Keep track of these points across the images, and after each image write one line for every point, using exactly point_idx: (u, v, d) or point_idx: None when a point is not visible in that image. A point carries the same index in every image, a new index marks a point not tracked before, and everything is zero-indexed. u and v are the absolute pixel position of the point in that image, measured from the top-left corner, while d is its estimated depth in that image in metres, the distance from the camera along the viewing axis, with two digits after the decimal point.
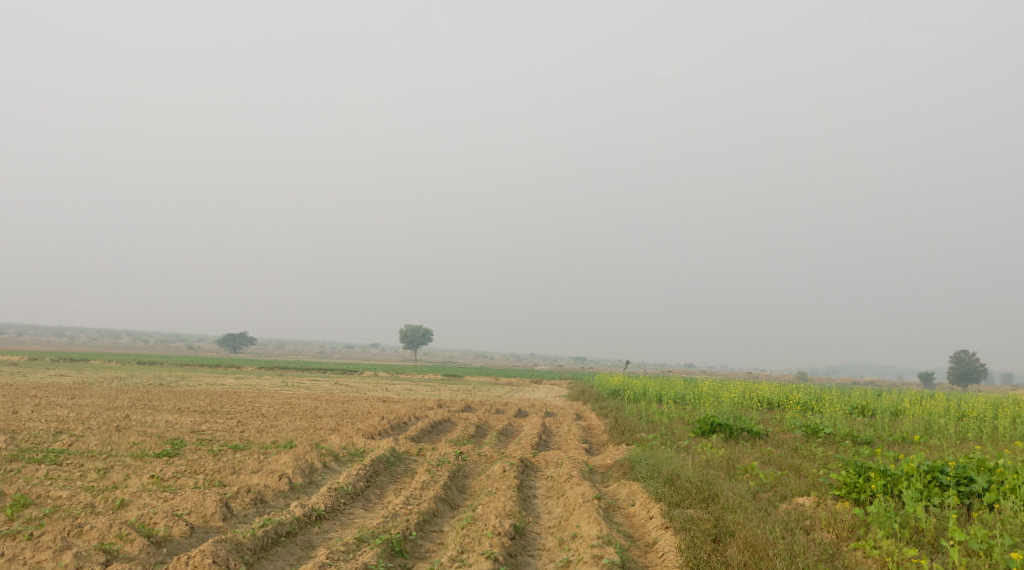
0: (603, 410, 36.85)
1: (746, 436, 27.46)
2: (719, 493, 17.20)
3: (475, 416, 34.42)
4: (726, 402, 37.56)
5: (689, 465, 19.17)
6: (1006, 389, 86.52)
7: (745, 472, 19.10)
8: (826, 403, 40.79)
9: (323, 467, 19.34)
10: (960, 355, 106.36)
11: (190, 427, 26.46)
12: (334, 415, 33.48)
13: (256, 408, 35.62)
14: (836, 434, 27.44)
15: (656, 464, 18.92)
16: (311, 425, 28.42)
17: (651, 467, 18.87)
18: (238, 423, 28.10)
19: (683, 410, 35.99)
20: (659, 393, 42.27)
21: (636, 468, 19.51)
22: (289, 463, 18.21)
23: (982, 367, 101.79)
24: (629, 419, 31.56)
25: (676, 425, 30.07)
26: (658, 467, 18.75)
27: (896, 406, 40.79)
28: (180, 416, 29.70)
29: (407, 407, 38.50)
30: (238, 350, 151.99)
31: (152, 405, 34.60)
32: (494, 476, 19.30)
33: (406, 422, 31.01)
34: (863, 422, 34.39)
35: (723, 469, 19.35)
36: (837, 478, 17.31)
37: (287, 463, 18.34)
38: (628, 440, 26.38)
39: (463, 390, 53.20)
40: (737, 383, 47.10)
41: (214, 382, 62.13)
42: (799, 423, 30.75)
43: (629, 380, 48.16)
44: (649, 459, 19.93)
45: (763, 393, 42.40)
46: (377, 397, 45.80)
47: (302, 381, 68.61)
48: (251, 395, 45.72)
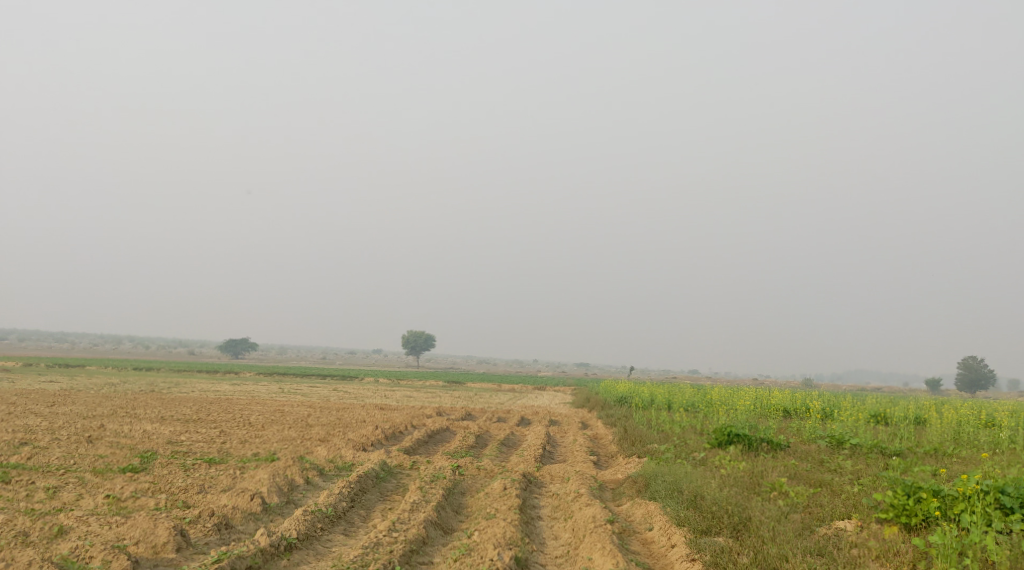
0: (609, 419, 34.98)
1: (766, 448, 25.63)
2: (751, 518, 15.37)
3: (475, 424, 32.58)
4: (741, 410, 35.67)
5: (712, 481, 17.34)
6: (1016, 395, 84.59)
7: (774, 490, 17.25)
8: (844, 411, 38.89)
9: (305, 483, 17.49)
10: (968, 361, 104.34)
11: (169, 437, 24.61)
12: (326, 423, 31.58)
13: (243, 417, 33.76)
14: (862, 445, 25.60)
15: (676, 481, 17.07)
16: (299, 435, 26.56)
17: (669, 484, 17.02)
18: (220, 433, 26.21)
19: (695, 419, 34.12)
20: (668, 400, 40.40)
21: (652, 486, 17.67)
22: (266, 479, 16.38)
23: (992, 373, 99.83)
24: (639, 428, 29.68)
25: (690, 436, 28.22)
26: (678, 484, 16.91)
27: (919, 414, 38.89)
28: (160, 426, 27.80)
29: (404, 414, 36.66)
30: (238, 356, 150.29)
31: (134, 413, 32.85)
32: (494, 494, 17.41)
33: (401, 432, 29.14)
34: (887, 431, 32.52)
35: (749, 486, 17.51)
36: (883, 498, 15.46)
37: (264, 480, 16.51)
38: (640, 452, 24.51)
39: (464, 397, 51.50)
40: (749, 391, 45.19)
41: (207, 388, 60.35)
42: (821, 432, 28.85)
43: (636, 386, 46.30)
44: (666, 474, 18.05)
45: (777, 400, 40.50)
46: (372, 405, 43.96)
47: (298, 386, 66.95)
48: (242, 403, 43.90)
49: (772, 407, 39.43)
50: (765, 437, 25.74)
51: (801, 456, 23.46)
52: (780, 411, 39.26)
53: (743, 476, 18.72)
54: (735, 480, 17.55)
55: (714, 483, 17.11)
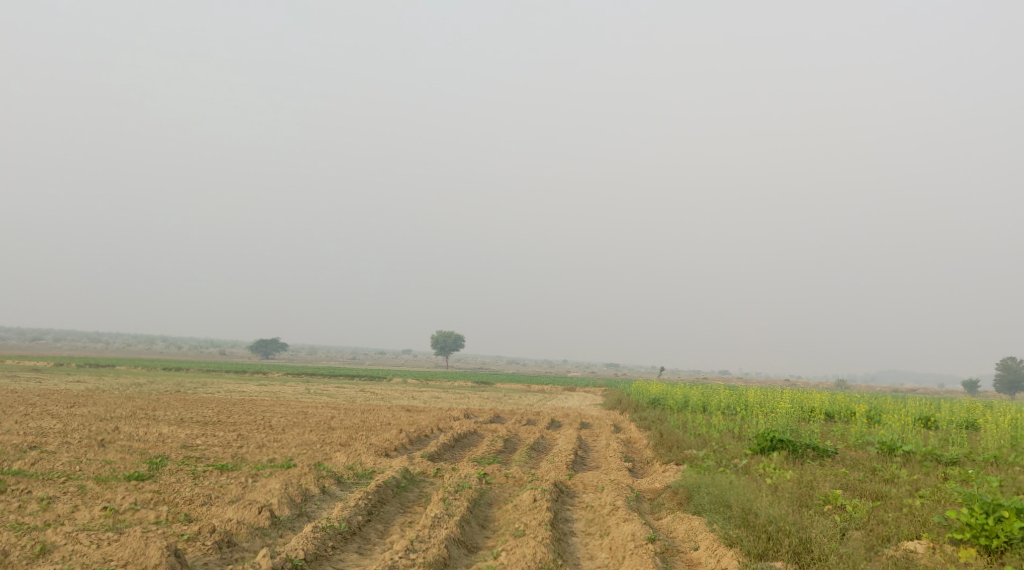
0: (643, 422, 33.61)
1: (812, 455, 24.21)
2: (813, 540, 14.24)
3: (504, 428, 31.32)
4: (782, 413, 34.21)
5: (763, 494, 16.04)
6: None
7: (830, 506, 15.95)
8: (888, 414, 37.26)
9: (320, 493, 16.32)
10: (1007, 362, 101.67)
11: (183, 440, 23.55)
12: (349, 427, 30.40)
13: (264, 419, 32.68)
14: (914, 453, 24.14)
15: (722, 493, 15.81)
16: (320, 440, 25.36)
17: (715, 497, 15.76)
18: (238, 436, 25.06)
19: (733, 422, 32.69)
20: (704, 402, 38.97)
21: (696, 497, 16.36)
22: (277, 489, 15.24)
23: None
24: (675, 433, 28.28)
25: (730, 441, 26.82)
26: (726, 497, 15.66)
27: (967, 418, 37.19)
28: (177, 429, 26.70)
29: (430, 417, 35.51)
30: (269, 356, 150.10)
31: (152, 415, 31.86)
32: (523, 507, 16.15)
33: (426, 436, 27.91)
34: (936, 436, 30.89)
35: (801, 499, 16.20)
36: (956, 518, 14.36)
37: (274, 489, 15.37)
38: (678, 459, 23.18)
39: (493, 398, 50.33)
40: (787, 392, 43.60)
41: (233, 389, 59.56)
42: (868, 438, 27.36)
43: (670, 387, 44.85)
44: (709, 485, 16.76)
45: (817, 403, 38.92)
46: (398, 406, 42.84)
47: (325, 387, 66.10)
48: (267, 404, 42.84)
49: (812, 411, 37.92)
50: (811, 443, 24.32)
51: (851, 464, 22.04)
52: (822, 414, 37.73)
53: (793, 487, 17.38)
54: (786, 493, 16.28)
55: (765, 496, 15.82)
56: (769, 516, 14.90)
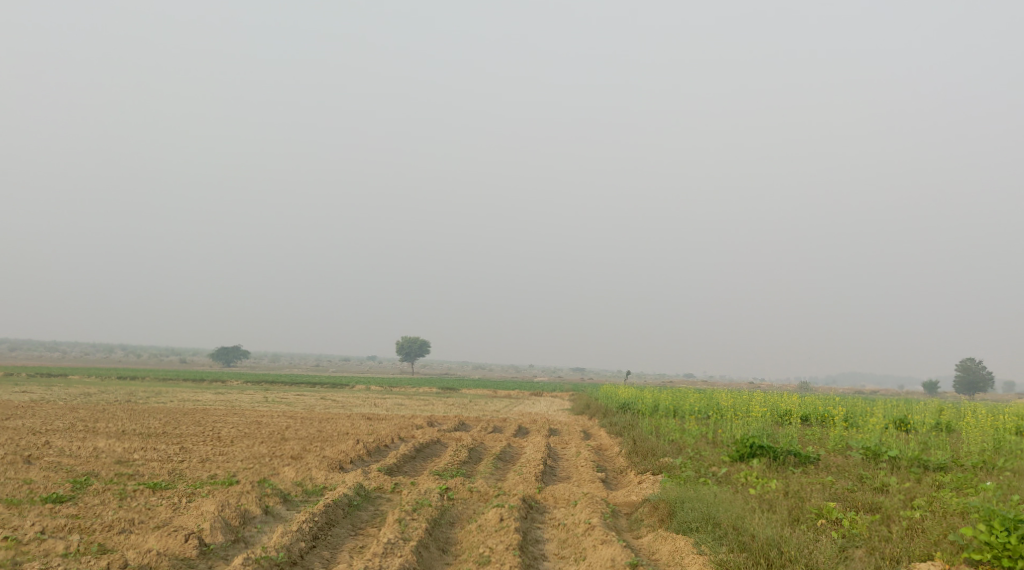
0: (613, 428, 32.08)
1: (793, 462, 22.84)
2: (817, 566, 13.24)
3: (469, 436, 29.74)
4: (757, 416, 32.86)
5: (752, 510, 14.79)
6: (1017, 399, 82.03)
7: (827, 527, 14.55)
8: (864, 417, 36.04)
9: (263, 515, 14.67)
10: (966, 363, 101.67)
11: (119, 455, 21.70)
12: (304, 438, 28.60)
13: (213, 431, 30.77)
14: (900, 458, 22.80)
15: (708, 509, 14.62)
16: (270, 452, 23.60)
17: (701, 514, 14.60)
18: (181, 450, 23.24)
19: (706, 427, 31.29)
20: (674, 406, 37.60)
21: (678, 515, 14.97)
22: (210, 514, 13.63)
23: (991, 375, 97.31)
24: (648, 439, 26.77)
25: (706, 448, 25.40)
26: (715, 513, 14.55)
27: (942, 420, 36.06)
28: (116, 443, 24.78)
29: (391, 426, 33.82)
30: (230, 364, 147.34)
31: (92, 427, 29.91)
32: (489, 528, 14.62)
33: (385, 447, 26.19)
34: (918, 439, 29.63)
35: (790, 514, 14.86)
36: (974, 536, 13.48)
37: (208, 512, 13.77)
38: (654, 468, 21.70)
39: (458, 404, 48.61)
40: (757, 395, 42.26)
41: (188, 398, 57.47)
42: (850, 442, 26.03)
43: (639, 391, 43.34)
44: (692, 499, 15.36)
45: (791, 406, 37.58)
46: (359, 415, 40.99)
47: (285, 395, 64.12)
48: (220, 414, 40.84)
49: (786, 414, 36.61)
50: (792, 449, 22.95)
51: (836, 472, 20.62)
52: (795, 418, 36.46)
53: (780, 499, 15.97)
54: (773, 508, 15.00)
55: (756, 516, 14.43)
56: (768, 539, 13.78)
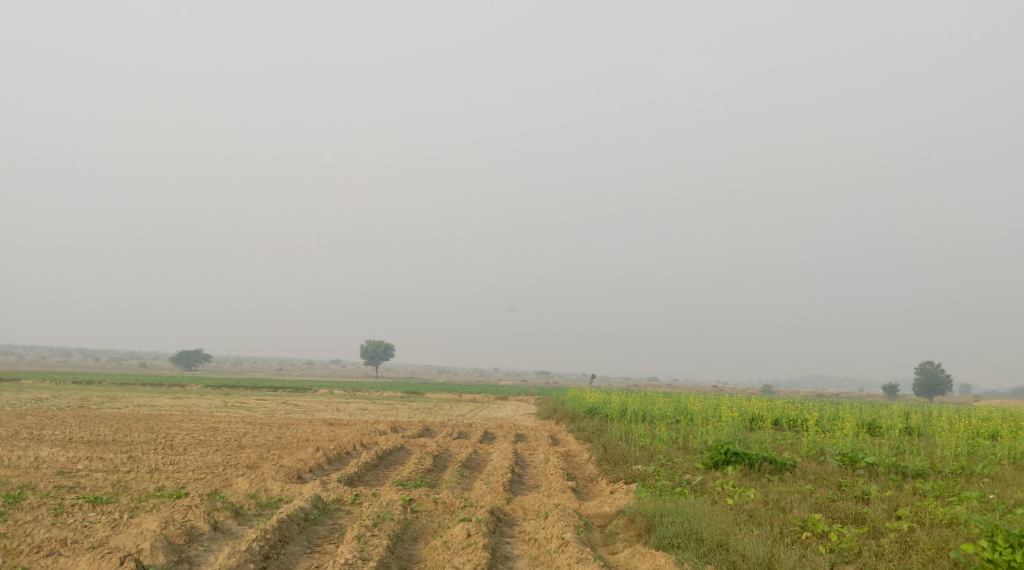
0: (582, 434, 31.20)
1: (769, 469, 22.03)
2: None
3: (433, 442, 28.76)
4: (728, 421, 32.05)
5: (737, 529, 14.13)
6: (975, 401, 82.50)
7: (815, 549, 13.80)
8: (834, 421, 35.43)
9: (211, 531, 13.64)
10: (925, 366, 102.19)
11: (61, 466, 20.50)
12: (262, 445, 27.44)
13: (167, 438, 29.50)
14: (877, 465, 22.03)
15: (693, 525, 14.11)
16: (224, 461, 22.47)
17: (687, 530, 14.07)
18: (129, 459, 22.03)
19: (676, 432, 30.49)
20: (643, 410, 36.82)
21: (658, 530, 14.38)
22: (151, 534, 12.63)
23: (950, 378, 98.03)
24: (618, 446, 25.88)
25: (679, 454, 24.56)
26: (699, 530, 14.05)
27: (913, 425, 35.53)
28: (60, 452, 23.50)
29: (353, 432, 32.71)
30: (191, 368, 145.02)
31: (38, 435, 28.49)
32: (455, 546, 13.76)
33: (347, 454, 25.13)
34: (892, 443, 28.98)
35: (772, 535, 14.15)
36: (974, 553, 13.15)
37: (150, 531, 12.77)
38: (627, 477, 20.82)
39: (423, 409, 47.52)
40: (726, 398, 41.50)
41: (145, 403, 55.90)
42: (826, 448, 25.29)
43: (606, 395, 42.46)
44: (671, 512, 14.62)
45: (761, 410, 36.85)
46: (321, 420, 39.74)
47: (245, 400, 62.64)
48: (175, 419, 39.47)
49: (756, 419, 35.87)
50: (768, 456, 22.15)
51: (814, 479, 19.83)
52: (765, 423, 35.72)
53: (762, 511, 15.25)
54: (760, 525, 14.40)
55: (736, 541, 13.71)
56: (760, 559, 13.31)
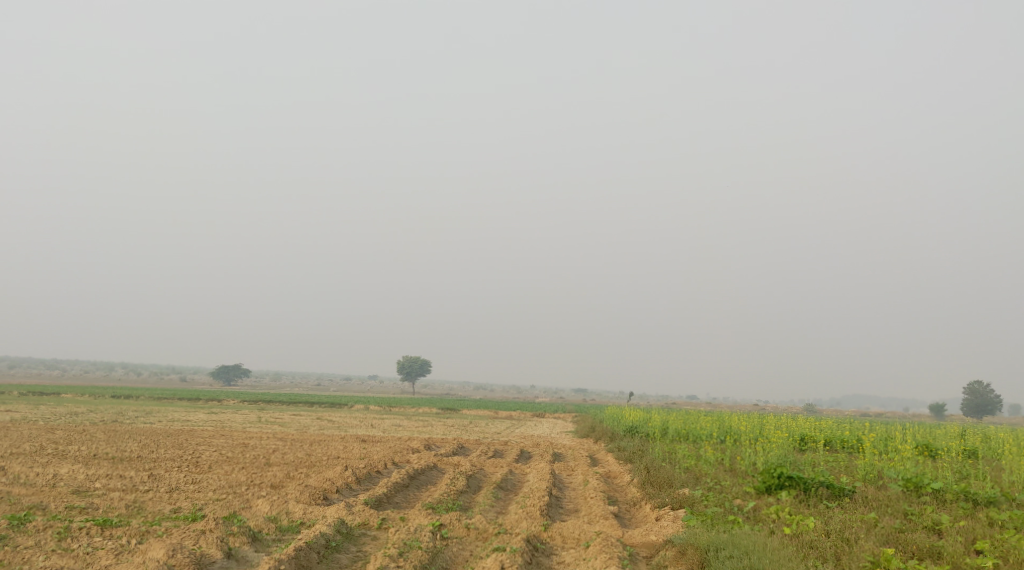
0: (623, 454, 29.89)
1: (826, 495, 20.58)
2: None
3: (468, 461, 27.62)
4: (777, 441, 30.48)
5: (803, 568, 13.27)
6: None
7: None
8: (888, 442, 33.73)
9: (223, 559, 12.68)
10: (973, 387, 99.22)
11: (78, 484, 19.62)
12: (291, 463, 26.45)
13: (194, 455, 28.63)
14: (944, 491, 20.50)
15: (754, 560, 13.35)
16: (249, 480, 21.49)
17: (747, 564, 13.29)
18: (150, 477, 21.11)
19: (722, 453, 29.03)
20: (686, 429, 35.37)
21: (712, 567, 13.66)
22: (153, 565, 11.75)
23: (999, 399, 95.25)
24: (663, 467, 24.50)
25: (728, 477, 23.14)
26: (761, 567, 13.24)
27: (974, 447, 33.67)
28: (81, 468, 22.62)
29: (386, 450, 31.67)
30: (231, 383, 145.25)
31: (62, 450, 27.74)
32: None
33: (377, 474, 24.03)
34: (955, 466, 27.29)
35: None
36: None
37: (153, 563, 11.88)
38: (673, 502, 19.49)
39: (458, 426, 46.46)
40: (772, 417, 39.83)
41: (180, 419, 55.37)
42: (886, 472, 23.72)
43: (647, 413, 41.01)
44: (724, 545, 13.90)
45: (811, 430, 35.19)
46: (353, 437, 38.76)
47: (279, 415, 61.90)
48: (205, 435, 38.65)
49: (805, 439, 34.28)
50: (825, 481, 20.72)
51: (877, 507, 18.38)
52: (816, 444, 34.12)
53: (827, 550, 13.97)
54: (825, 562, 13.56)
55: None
56: None
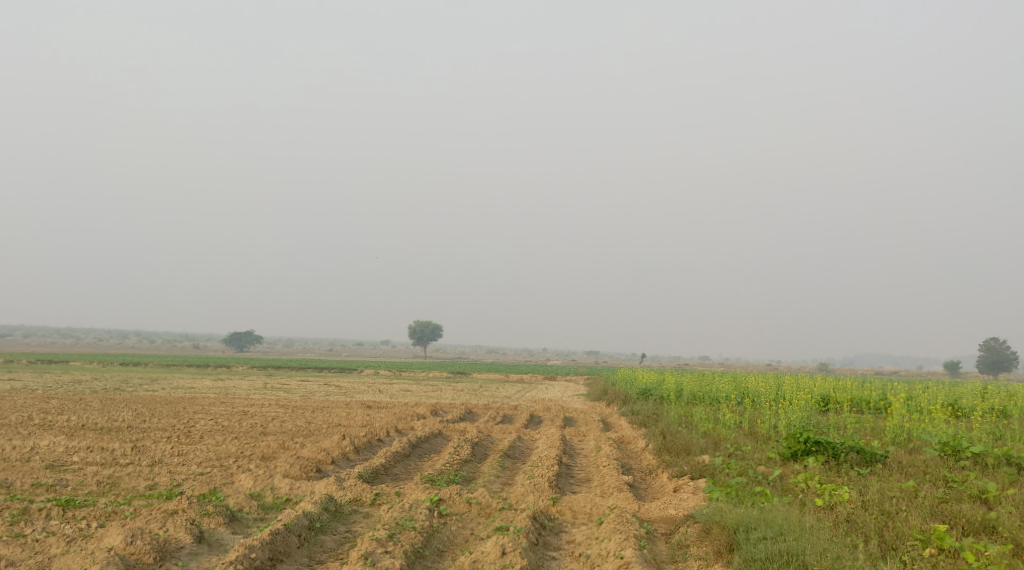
0: (637, 419, 28.49)
1: (856, 461, 19.12)
2: None
3: (474, 428, 26.24)
4: (799, 403, 28.97)
5: (846, 555, 12.18)
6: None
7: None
8: (915, 401, 32.15)
9: (193, 544, 11.49)
10: (988, 343, 97.57)
11: (54, 458, 18.32)
12: (288, 432, 25.12)
13: (188, 424, 27.34)
14: (984, 455, 19.01)
15: (791, 544, 12.25)
16: (239, 451, 20.16)
17: (784, 549, 12.21)
18: (133, 450, 19.78)
19: (742, 415, 27.57)
20: (701, 391, 33.89)
21: (745, 551, 12.44)
22: (101, 554, 10.78)
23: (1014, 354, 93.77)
24: (679, 432, 23.02)
25: (750, 442, 21.67)
26: (800, 554, 12.20)
27: (1005, 404, 32.05)
28: (63, 440, 21.30)
29: (391, 417, 30.35)
30: (243, 349, 144.71)
31: (49, 421, 26.44)
32: None
33: (376, 443, 22.66)
34: (991, 427, 25.74)
35: (873, 557, 12.36)
36: None
37: (103, 552, 10.83)
38: (692, 472, 18.09)
39: (468, 390, 45.14)
40: (790, 376, 38.19)
41: (185, 386, 54.34)
42: (920, 436, 22.18)
43: (662, 375, 39.52)
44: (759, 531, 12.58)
45: (832, 391, 33.61)
46: (358, 403, 37.45)
47: (287, 382, 60.62)
48: (206, 402, 37.38)
49: (828, 400, 32.72)
50: (855, 446, 19.23)
51: (915, 475, 16.95)
52: (838, 405, 32.63)
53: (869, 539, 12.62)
54: (865, 543, 12.54)
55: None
56: None
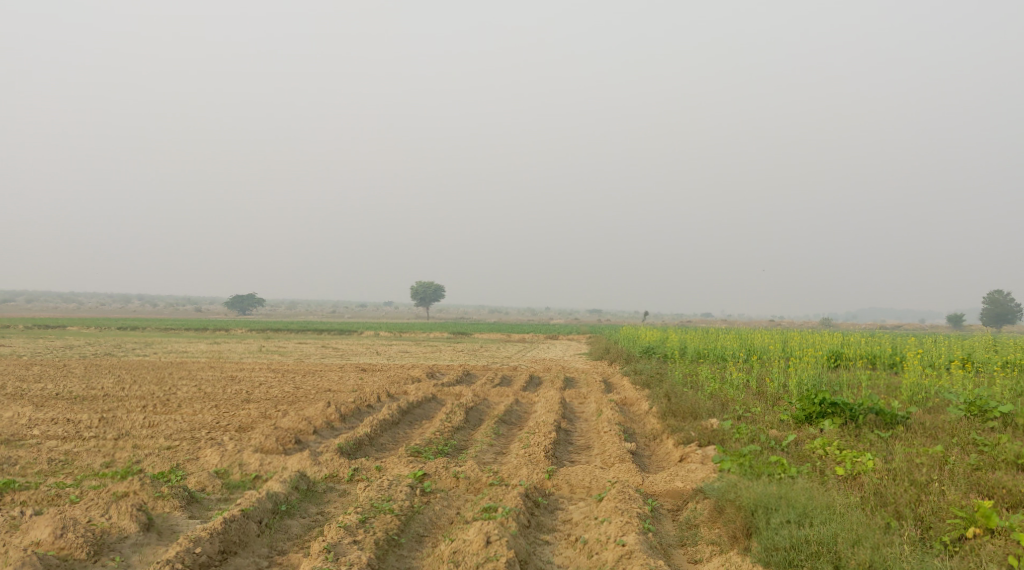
0: (640, 379, 27.17)
1: (876, 423, 17.78)
2: None
3: (469, 391, 24.91)
4: (810, 360, 27.58)
5: (882, 540, 11.05)
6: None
7: None
8: (930, 356, 30.77)
9: (139, 534, 10.73)
10: (993, 295, 96.05)
11: (13, 432, 17.04)
12: (274, 399, 23.80)
13: (169, 391, 26.01)
14: (1014, 415, 17.66)
15: (820, 531, 11.13)
16: (215, 421, 18.86)
17: (811, 537, 11.11)
18: (102, 421, 18.47)
19: (750, 374, 26.20)
20: (706, 349, 32.52)
21: (767, 537, 11.29)
22: (17, 554, 10.01)
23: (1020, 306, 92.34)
24: (685, 394, 21.65)
25: (760, 403, 20.34)
26: (830, 542, 11.07)
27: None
28: (29, 411, 19.96)
29: (383, 381, 29.05)
30: (245, 311, 143.53)
31: (22, 390, 25.09)
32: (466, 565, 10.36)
33: (364, 409, 21.31)
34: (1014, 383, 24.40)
35: (911, 541, 11.24)
36: None
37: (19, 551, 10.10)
38: (700, 439, 16.74)
39: (467, 351, 43.77)
40: (798, 331, 36.74)
41: (179, 350, 53.07)
42: (942, 396, 20.82)
43: (666, 332, 38.11)
44: (780, 514, 11.41)
45: (843, 347, 32.18)
46: (352, 366, 36.08)
47: (284, 345, 59.34)
48: (194, 367, 36.04)
49: (839, 357, 31.33)
50: (875, 407, 17.87)
51: (941, 438, 15.63)
52: (849, 360, 31.25)
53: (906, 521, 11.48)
54: (901, 525, 11.40)
55: None
56: None
